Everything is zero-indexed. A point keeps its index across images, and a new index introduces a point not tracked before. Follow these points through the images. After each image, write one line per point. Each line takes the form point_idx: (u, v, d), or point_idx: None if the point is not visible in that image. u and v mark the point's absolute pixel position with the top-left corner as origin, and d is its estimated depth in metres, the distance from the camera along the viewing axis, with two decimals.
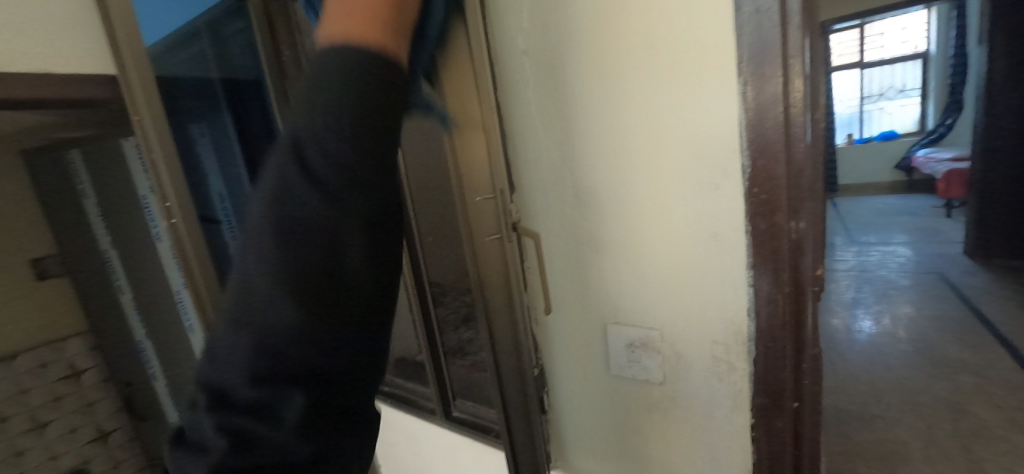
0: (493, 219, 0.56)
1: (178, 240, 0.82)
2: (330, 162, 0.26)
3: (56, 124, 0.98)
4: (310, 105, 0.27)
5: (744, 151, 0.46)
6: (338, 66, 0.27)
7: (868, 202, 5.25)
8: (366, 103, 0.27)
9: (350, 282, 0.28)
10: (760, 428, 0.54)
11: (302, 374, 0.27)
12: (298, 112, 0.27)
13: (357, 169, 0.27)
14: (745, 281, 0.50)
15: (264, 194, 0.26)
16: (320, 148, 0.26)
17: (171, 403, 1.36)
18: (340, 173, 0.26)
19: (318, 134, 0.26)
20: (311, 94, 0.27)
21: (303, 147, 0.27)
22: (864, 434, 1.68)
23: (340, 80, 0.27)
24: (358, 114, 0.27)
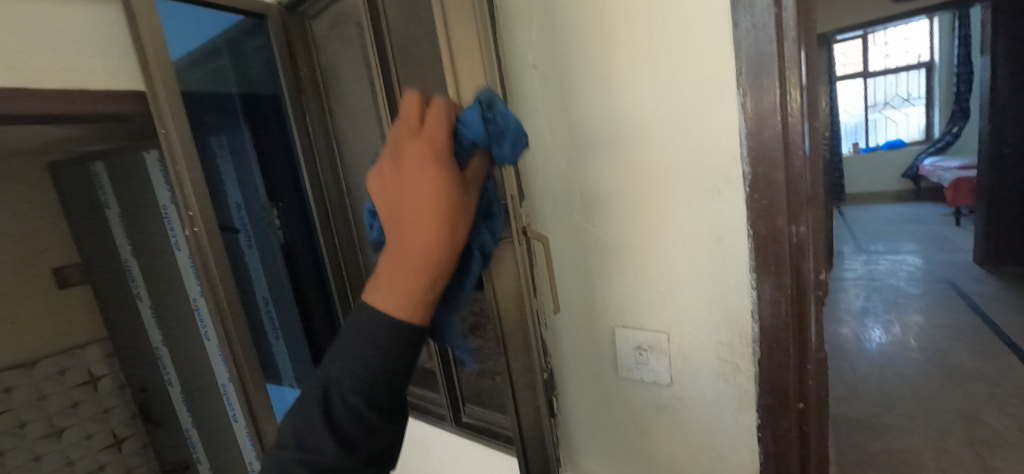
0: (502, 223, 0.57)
1: (199, 250, 0.85)
2: (352, 416, 0.34)
3: (83, 137, 1.02)
4: (347, 361, 0.35)
5: (744, 159, 0.48)
6: (375, 333, 0.35)
7: (876, 210, 5.22)
8: (387, 369, 0.35)
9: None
10: (766, 428, 0.55)
11: None
12: (331, 367, 0.36)
13: (371, 419, 0.34)
14: (749, 284, 0.51)
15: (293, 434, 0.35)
16: (347, 405, 0.34)
17: (185, 410, 1.39)
18: (358, 424, 0.34)
19: (346, 394, 0.34)
20: (341, 357, 0.36)
21: (333, 397, 0.35)
22: (876, 443, 1.67)
23: (371, 343, 0.35)
24: (382, 378, 0.35)
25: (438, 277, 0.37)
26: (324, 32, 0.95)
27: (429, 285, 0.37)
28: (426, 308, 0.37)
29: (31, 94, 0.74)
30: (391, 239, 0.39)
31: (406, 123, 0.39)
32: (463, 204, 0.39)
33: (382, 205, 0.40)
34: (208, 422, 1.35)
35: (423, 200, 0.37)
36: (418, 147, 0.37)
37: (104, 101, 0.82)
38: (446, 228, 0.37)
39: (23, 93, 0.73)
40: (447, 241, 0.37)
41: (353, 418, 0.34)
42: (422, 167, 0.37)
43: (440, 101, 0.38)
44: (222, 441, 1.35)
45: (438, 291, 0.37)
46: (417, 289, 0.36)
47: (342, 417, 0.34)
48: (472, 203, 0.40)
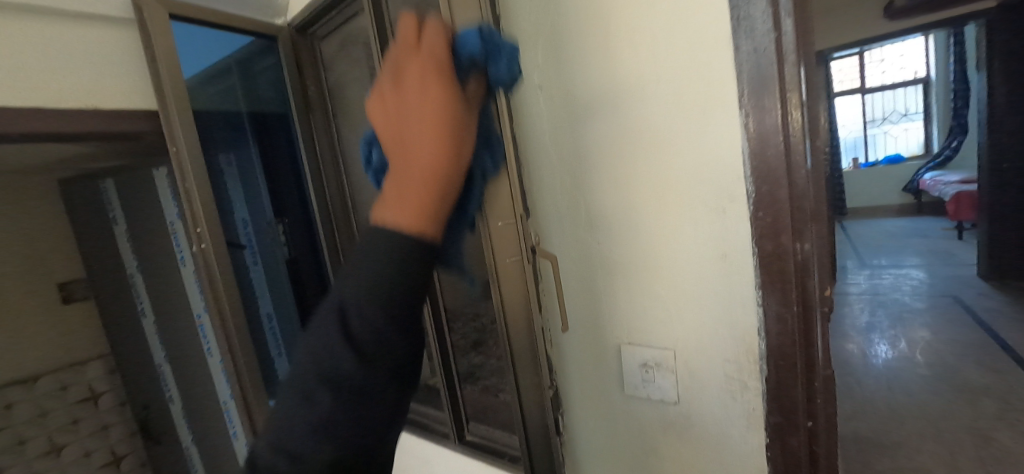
0: (513, 242, 0.58)
1: (206, 267, 0.86)
2: (371, 328, 0.30)
3: (95, 155, 1.04)
4: (360, 277, 0.31)
5: (748, 178, 0.49)
6: (390, 247, 0.32)
7: (878, 225, 5.22)
8: (403, 280, 0.31)
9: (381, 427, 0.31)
10: (775, 447, 0.54)
11: None
12: (344, 288, 0.32)
13: (391, 334, 0.31)
14: (755, 301, 0.52)
15: (310, 361, 0.31)
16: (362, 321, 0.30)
17: (186, 427, 1.37)
18: (378, 337, 0.30)
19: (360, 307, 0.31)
20: (354, 273, 0.32)
21: (349, 313, 0.31)
22: (886, 461, 1.64)
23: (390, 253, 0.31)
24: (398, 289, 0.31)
25: (446, 182, 0.35)
26: (332, 52, 0.97)
27: (440, 193, 0.34)
28: (438, 217, 0.34)
29: (47, 113, 0.76)
30: (394, 155, 0.36)
31: (406, 45, 0.39)
32: (463, 117, 0.38)
33: (382, 129, 0.38)
34: (208, 439, 1.34)
35: (427, 106, 0.35)
36: (416, 64, 0.37)
37: (117, 120, 0.84)
38: (452, 137, 0.36)
39: (39, 113, 0.75)
40: (453, 149, 0.35)
41: (372, 331, 0.30)
42: (423, 79, 0.36)
43: (438, 23, 0.39)
44: (222, 459, 1.33)
45: (449, 200, 0.35)
46: (427, 196, 0.34)
47: (361, 334, 0.30)
48: (473, 123, 0.39)
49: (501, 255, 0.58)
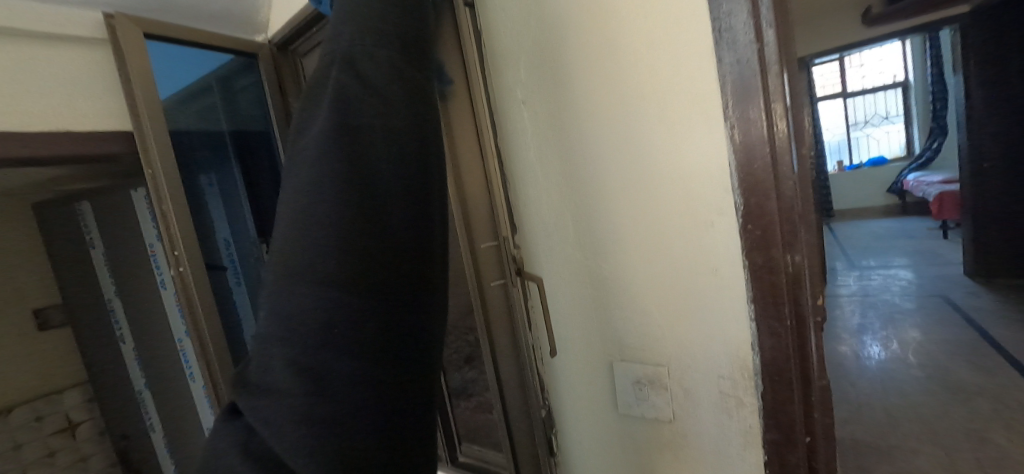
0: (495, 265, 0.59)
1: (184, 291, 0.83)
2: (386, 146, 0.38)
3: (68, 177, 1.01)
4: (351, 80, 0.39)
5: (735, 190, 0.48)
6: (389, 79, 0.39)
7: (865, 226, 5.29)
8: (387, 79, 0.39)
9: (404, 228, 0.39)
10: (774, 466, 0.53)
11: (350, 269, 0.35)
12: (337, 89, 0.38)
13: (401, 147, 0.39)
14: (748, 318, 0.50)
15: (317, 145, 0.37)
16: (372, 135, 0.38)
17: (168, 456, 1.32)
18: (391, 149, 0.39)
19: (371, 128, 0.38)
20: (346, 78, 0.39)
21: (347, 110, 0.38)
22: (884, 466, 1.63)
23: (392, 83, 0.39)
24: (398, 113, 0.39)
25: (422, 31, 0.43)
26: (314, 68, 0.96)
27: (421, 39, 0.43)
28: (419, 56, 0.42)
29: (15, 137, 0.73)
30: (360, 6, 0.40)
31: None
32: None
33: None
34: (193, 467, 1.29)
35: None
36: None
37: (91, 142, 0.81)
38: None
39: (8, 136, 0.73)
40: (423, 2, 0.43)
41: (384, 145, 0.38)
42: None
43: None
44: None
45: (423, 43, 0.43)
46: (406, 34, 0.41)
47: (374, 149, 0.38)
48: None
49: (485, 279, 0.59)
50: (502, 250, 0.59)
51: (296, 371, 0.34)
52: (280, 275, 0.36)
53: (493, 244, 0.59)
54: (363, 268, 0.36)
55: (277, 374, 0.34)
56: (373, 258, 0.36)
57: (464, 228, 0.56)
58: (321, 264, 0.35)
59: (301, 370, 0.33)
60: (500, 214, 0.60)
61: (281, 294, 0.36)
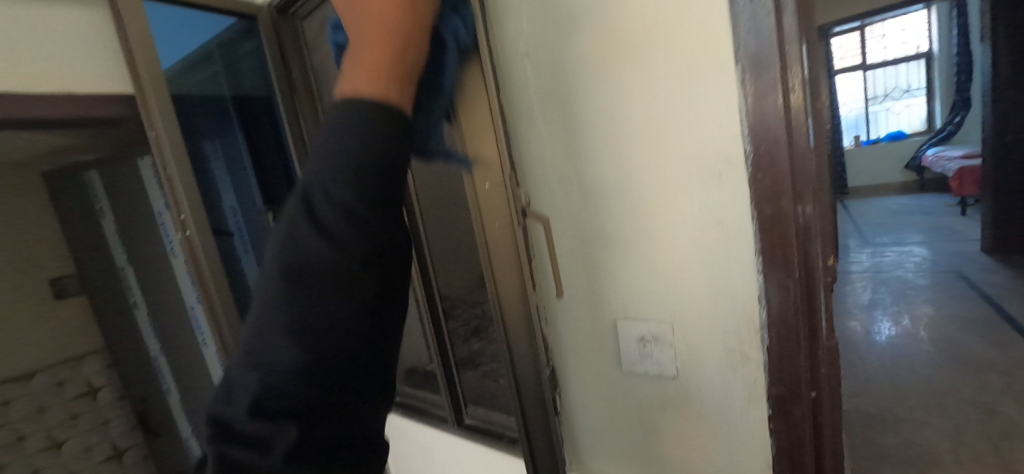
0: (503, 206, 0.55)
1: (192, 258, 0.84)
2: (342, 220, 0.26)
3: (74, 146, 1.01)
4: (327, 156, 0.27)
5: (745, 138, 0.46)
6: (363, 120, 0.27)
7: (881, 203, 5.18)
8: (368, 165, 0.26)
9: (357, 348, 0.27)
10: (778, 421, 0.53)
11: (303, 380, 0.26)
12: (310, 178, 0.27)
13: (369, 221, 0.26)
14: (755, 271, 0.49)
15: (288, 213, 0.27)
16: (328, 203, 0.26)
17: (185, 419, 1.36)
18: (351, 224, 0.26)
19: (326, 188, 0.26)
20: (323, 155, 0.27)
21: (315, 195, 0.26)
22: (889, 437, 1.64)
23: (371, 123, 0.27)
24: (369, 166, 0.26)
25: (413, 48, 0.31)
26: (315, 33, 0.93)
27: (413, 58, 0.31)
28: (403, 84, 0.30)
29: (18, 99, 0.73)
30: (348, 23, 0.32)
31: None
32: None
33: (343, 10, 0.32)
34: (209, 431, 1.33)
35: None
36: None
37: (93, 104, 0.80)
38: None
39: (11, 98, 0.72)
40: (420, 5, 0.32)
41: (341, 214, 0.26)
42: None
43: None
44: None
45: (410, 65, 0.30)
46: (389, 57, 0.29)
47: (329, 225, 0.26)
48: None
49: (491, 219, 0.57)
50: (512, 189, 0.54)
51: None
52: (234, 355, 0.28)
53: (501, 185, 0.54)
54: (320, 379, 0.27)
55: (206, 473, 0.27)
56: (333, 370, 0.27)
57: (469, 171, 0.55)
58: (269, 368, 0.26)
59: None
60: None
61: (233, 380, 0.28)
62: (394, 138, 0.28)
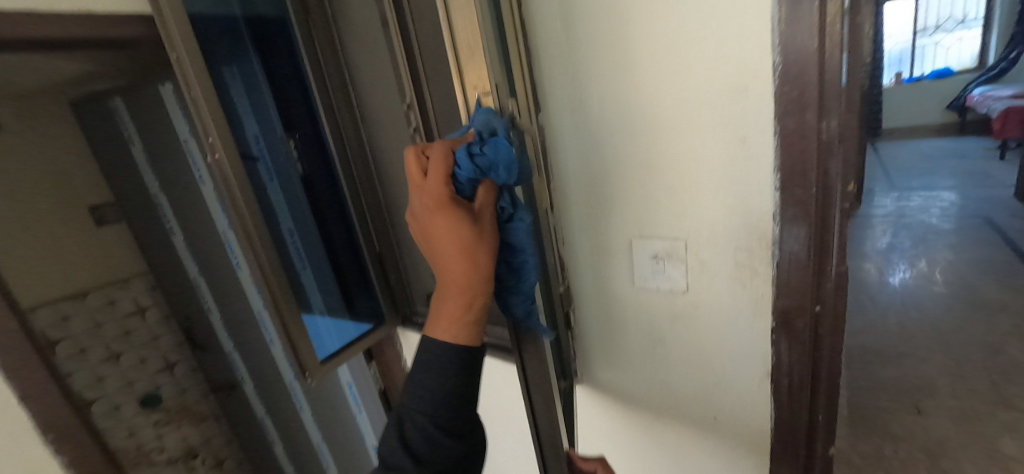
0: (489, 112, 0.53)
1: (223, 181, 0.79)
2: (426, 445, 0.48)
3: (97, 72, 1.01)
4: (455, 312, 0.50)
5: (775, 49, 0.45)
6: (444, 377, 0.49)
7: (914, 146, 4.95)
8: (471, 320, 0.49)
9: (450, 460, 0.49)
10: (780, 332, 0.57)
11: (458, 398, 0.50)
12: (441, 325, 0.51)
13: (445, 445, 0.49)
14: (772, 186, 0.51)
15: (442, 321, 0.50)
16: (421, 435, 0.48)
17: (227, 335, 1.48)
18: (433, 447, 0.48)
19: (420, 424, 0.49)
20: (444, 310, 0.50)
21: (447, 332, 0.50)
22: (889, 371, 1.70)
23: (446, 384, 0.49)
24: (443, 409, 0.49)
25: (479, 296, 0.49)
26: None
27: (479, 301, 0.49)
28: (472, 325, 0.50)
29: (42, 19, 0.69)
30: (437, 271, 0.51)
31: (418, 181, 0.49)
32: (481, 231, 0.47)
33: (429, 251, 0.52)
34: (250, 348, 1.46)
35: (459, 229, 0.46)
36: (438, 182, 0.46)
37: (113, 25, 0.77)
38: (467, 262, 0.47)
39: (36, 18, 0.69)
40: (484, 263, 0.47)
41: (428, 444, 0.48)
42: (446, 207, 0.46)
43: (439, 158, 0.46)
44: (264, 364, 1.46)
45: (474, 311, 0.49)
46: (460, 313, 0.49)
47: (421, 450, 0.48)
48: (487, 234, 0.48)
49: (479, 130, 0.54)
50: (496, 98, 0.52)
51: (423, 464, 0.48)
52: (415, 389, 0.50)
53: (488, 90, 0.52)
54: (464, 399, 0.50)
55: (405, 461, 0.47)
56: (468, 394, 0.50)
57: (458, 76, 0.53)
58: (441, 392, 0.49)
59: (426, 459, 0.48)
60: (518, 89, 0.58)
61: (416, 404, 0.49)
62: (460, 386, 0.49)
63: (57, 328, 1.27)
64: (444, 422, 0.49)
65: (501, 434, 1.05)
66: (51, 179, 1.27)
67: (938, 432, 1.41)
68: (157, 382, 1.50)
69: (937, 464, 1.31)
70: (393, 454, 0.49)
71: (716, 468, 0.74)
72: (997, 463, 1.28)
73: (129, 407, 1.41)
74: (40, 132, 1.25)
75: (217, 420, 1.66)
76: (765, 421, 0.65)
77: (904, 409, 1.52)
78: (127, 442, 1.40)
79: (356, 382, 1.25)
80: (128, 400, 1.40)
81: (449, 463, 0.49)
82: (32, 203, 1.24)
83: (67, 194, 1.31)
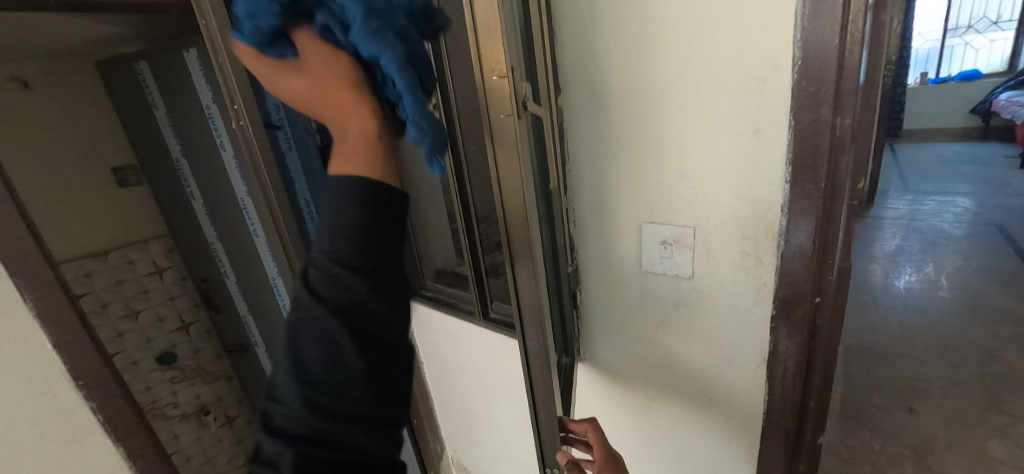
0: (502, 95, 0.47)
1: (249, 150, 0.78)
2: (326, 290, 0.38)
3: (124, 35, 1.03)
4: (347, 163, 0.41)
5: (796, 43, 0.47)
6: (337, 214, 0.39)
7: (932, 149, 4.87)
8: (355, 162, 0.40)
9: (361, 305, 0.38)
10: (780, 319, 0.60)
11: (355, 233, 0.38)
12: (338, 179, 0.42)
13: (348, 283, 0.38)
14: (783, 179, 0.53)
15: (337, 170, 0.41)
16: (320, 278, 0.38)
17: (242, 300, 1.50)
18: (333, 283, 0.38)
19: (318, 265, 0.39)
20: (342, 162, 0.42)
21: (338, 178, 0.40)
22: (886, 370, 1.73)
23: (341, 220, 0.38)
24: (341, 244, 0.38)
25: (357, 131, 0.40)
26: None
27: (365, 139, 0.40)
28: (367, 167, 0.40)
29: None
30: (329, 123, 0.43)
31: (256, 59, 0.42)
32: (313, 68, 0.38)
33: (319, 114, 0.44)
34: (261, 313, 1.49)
35: (296, 81, 0.39)
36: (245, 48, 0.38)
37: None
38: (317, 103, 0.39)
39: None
40: (338, 93, 0.39)
41: (328, 280, 0.38)
42: (268, 72, 0.39)
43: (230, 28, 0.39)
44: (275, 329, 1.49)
45: (359, 145, 0.40)
46: (344, 156, 0.40)
47: (326, 291, 0.38)
48: (318, 62, 0.38)
49: (492, 111, 0.49)
50: (513, 81, 0.46)
51: (326, 304, 0.37)
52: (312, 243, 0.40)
53: (506, 74, 0.46)
54: (366, 234, 0.39)
55: (307, 312, 0.38)
56: (373, 229, 0.39)
57: (475, 52, 0.47)
58: (334, 233, 0.39)
59: (328, 303, 0.37)
60: (539, 74, 0.60)
61: (314, 255, 0.39)
62: (359, 224, 0.39)
63: (82, 283, 1.34)
64: (341, 260, 0.38)
65: (502, 405, 1.10)
66: (75, 143, 1.31)
67: (927, 431, 1.44)
68: (173, 341, 1.56)
69: (924, 462, 1.34)
70: (300, 313, 0.38)
71: (707, 445, 0.78)
72: (983, 464, 1.31)
73: (146, 363, 1.50)
74: (70, 91, 1.30)
75: (228, 381, 1.72)
76: (757, 405, 0.68)
77: (897, 407, 1.55)
78: (145, 395, 1.50)
79: None
80: (146, 356, 1.50)
81: (363, 309, 0.38)
82: (55, 162, 1.28)
83: (88, 157, 1.34)
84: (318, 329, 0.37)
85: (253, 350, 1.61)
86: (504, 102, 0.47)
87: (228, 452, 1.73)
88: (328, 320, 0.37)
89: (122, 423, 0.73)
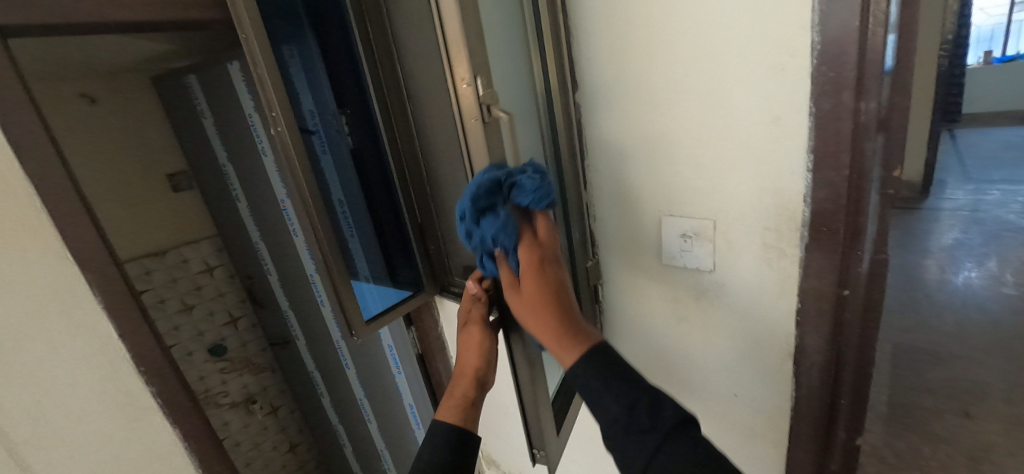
0: (472, 102, 0.53)
1: (284, 153, 0.82)
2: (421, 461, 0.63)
3: (175, 50, 1.11)
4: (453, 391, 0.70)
5: (814, 27, 0.46)
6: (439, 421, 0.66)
7: (998, 134, 4.50)
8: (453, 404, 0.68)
9: (463, 456, 0.64)
10: (805, 312, 0.58)
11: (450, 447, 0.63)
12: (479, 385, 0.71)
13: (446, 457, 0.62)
14: (803, 168, 0.52)
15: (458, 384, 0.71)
16: (433, 441, 0.65)
17: (284, 295, 1.59)
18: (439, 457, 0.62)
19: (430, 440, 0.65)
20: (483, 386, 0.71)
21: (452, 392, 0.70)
22: (938, 371, 1.62)
23: (435, 437, 0.65)
24: (440, 455, 0.63)
25: (458, 389, 0.68)
26: None
27: (456, 396, 0.68)
28: (465, 405, 0.67)
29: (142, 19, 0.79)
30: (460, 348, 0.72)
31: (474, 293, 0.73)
32: (470, 340, 0.68)
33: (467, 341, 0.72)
34: (301, 309, 1.57)
35: (462, 335, 0.70)
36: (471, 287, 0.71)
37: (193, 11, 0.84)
38: (462, 361, 0.70)
39: None
40: (466, 362, 0.69)
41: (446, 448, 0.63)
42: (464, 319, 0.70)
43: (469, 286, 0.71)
44: (315, 324, 1.57)
45: (453, 400, 0.68)
46: (449, 398, 0.68)
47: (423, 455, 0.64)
48: (469, 349, 0.68)
49: (463, 117, 0.54)
50: (475, 88, 0.52)
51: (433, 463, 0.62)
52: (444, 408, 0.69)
53: (470, 82, 0.51)
54: (458, 447, 0.64)
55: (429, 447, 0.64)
56: (462, 443, 0.64)
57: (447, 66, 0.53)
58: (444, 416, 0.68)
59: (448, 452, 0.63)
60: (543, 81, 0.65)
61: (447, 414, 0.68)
62: (445, 449, 0.63)
63: (143, 280, 1.46)
64: (443, 454, 0.63)
65: None
66: (135, 153, 1.43)
67: (984, 437, 1.35)
68: (222, 334, 1.67)
69: (980, 469, 1.25)
70: (429, 438, 0.65)
71: (734, 442, 0.76)
72: None
73: (200, 354, 1.62)
74: (131, 104, 1.42)
75: (272, 372, 1.83)
76: (784, 400, 0.67)
77: (950, 411, 1.45)
78: (199, 384, 1.62)
79: (397, 344, 1.32)
80: (199, 348, 1.61)
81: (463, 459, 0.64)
82: (117, 171, 1.40)
83: (146, 165, 1.45)
84: (430, 457, 0.63)
85: (294, 343, 1.71)
86: (470, 109, 0.53)
87: (273, 439, 1.85)
88: (444, 453, 0.63)
89: (178, 406, 0.80)
